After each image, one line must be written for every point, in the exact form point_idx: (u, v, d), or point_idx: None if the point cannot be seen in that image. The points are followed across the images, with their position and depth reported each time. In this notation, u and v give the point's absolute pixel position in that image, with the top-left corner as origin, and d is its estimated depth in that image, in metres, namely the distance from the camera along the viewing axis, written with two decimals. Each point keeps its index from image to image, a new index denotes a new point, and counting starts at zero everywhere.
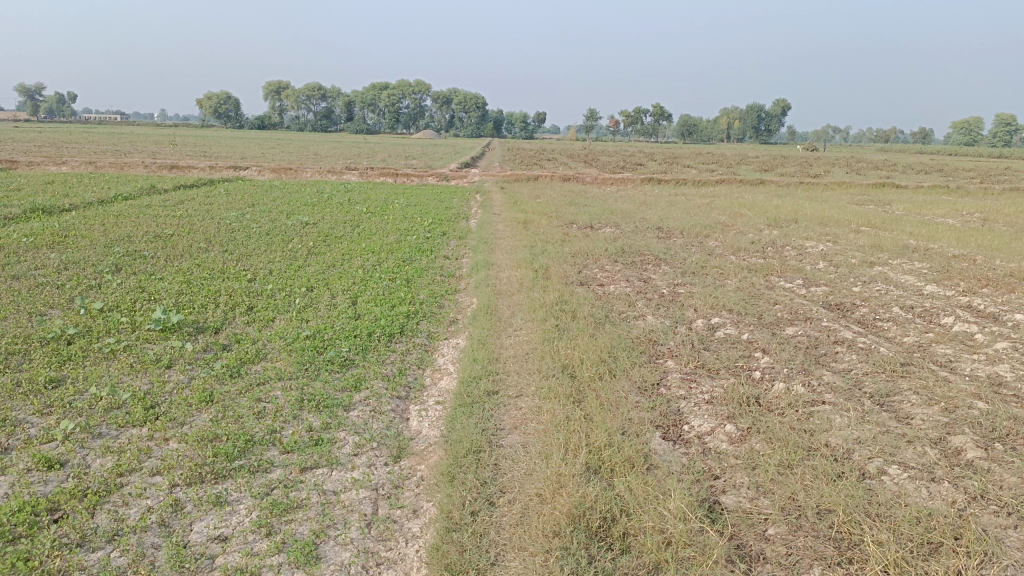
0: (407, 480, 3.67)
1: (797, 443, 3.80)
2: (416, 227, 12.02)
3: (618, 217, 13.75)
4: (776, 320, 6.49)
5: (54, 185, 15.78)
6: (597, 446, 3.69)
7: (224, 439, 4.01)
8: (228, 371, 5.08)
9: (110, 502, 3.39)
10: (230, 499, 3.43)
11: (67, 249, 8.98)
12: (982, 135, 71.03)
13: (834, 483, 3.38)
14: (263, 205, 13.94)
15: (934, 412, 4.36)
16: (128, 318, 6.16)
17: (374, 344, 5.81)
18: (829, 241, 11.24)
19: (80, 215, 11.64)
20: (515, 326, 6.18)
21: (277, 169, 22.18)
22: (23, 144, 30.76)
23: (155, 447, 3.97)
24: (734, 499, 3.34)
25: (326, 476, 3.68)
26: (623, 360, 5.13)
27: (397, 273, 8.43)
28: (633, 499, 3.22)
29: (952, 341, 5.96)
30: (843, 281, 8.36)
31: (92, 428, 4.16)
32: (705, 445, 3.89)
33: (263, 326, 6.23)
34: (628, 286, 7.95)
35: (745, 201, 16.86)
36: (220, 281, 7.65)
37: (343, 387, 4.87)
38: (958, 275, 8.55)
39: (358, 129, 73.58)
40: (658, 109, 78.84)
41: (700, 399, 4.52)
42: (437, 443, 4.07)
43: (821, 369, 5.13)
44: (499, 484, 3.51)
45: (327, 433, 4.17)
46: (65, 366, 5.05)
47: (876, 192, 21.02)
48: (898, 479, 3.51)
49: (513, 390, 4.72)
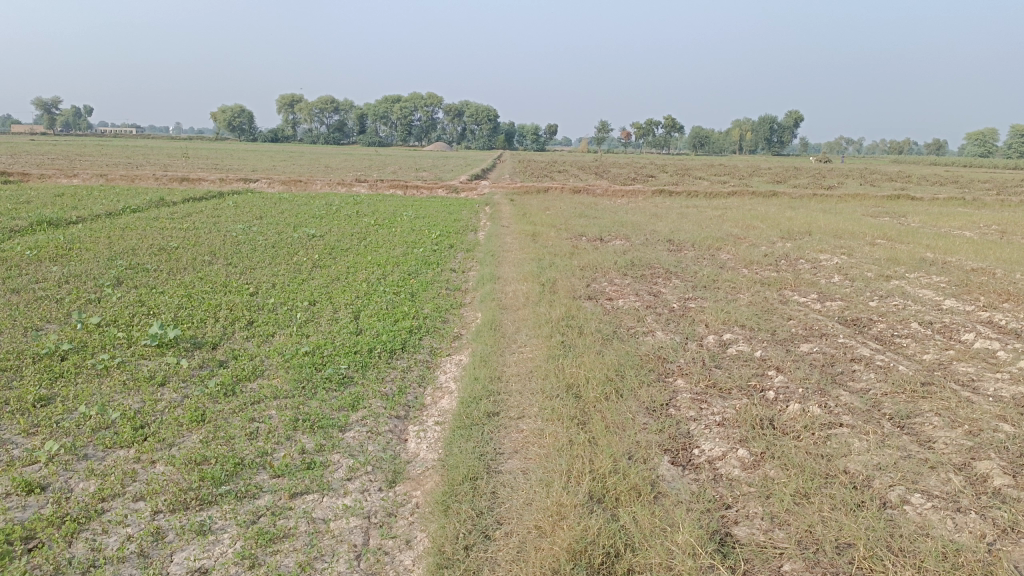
0: (401, 508, 3.49)
1: (813, 469, 3.59)
2: (423, 239, 11.87)
3: (629, 230, 13.58)
4: (790, 336, 6.28)
5: (65, 197, 15.77)
6: (602, 473, 3.51)
7: (212, 462, 3.85)
8: (223, 389, 4.91)
9: (88, 530, 3.22)
10: (214, 528, 3.26)
11: (70, 262, 8.88)
12: (997, 147, 70.58)
13: (854, 514, 3.18)
14: (270, 218, 13.83)
15: (958, 435, 4.15)
16: (126, 333, 6.02)
17: (375, 360, 5.64)
18: (844, 254, 11.01)
19: (87, 228, 11.58)
20: (519, 343, 6.00)
21: (287, 181, 22.20)
22: (37, 157, 30.93)
23: (140, 470, 3.81)
24: (747, 530, 3.14)
25: (317, 503, 3.51)
26: (631, 379, 4.93)
27: (402, 286, 8.28)
28: (638, 532, 3.03)
29: (973, 359, 5.73)
30: (860, 295, 8.14)
31: (78, 449, 4.00)
32: (716, 471, 3.69)
33: (263, 341, 6.07)
34: (637, 300, 7.76)
35: (757, 213, 16.66)
36: (222, 295, 7.51)
37: (340, 406, 4.69)
38: (978, 290, 8.31)
39: (370, 141, 73.87)
40: (669, 121, 78.75)
41: (711, 420, 4.32)
42: (434, 467, 3.89)
43: (837, 389, 4.91)
44: (497, 514, 3.32)
45: (320, 455, 4.00)
46: (56, 383, 4.91)
47: (891, 204, 20.76)
48: (921, 509, 3.30)
49: (515, 411, 4.53)
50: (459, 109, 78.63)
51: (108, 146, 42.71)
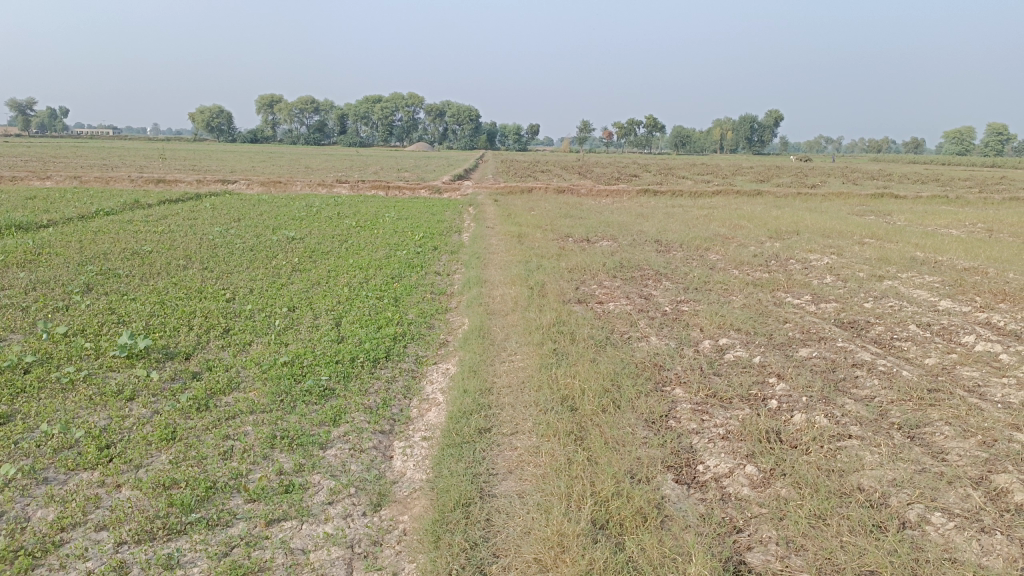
0: (387, 535, 3.24)
1: (828, 487, 3.38)
2: (406, 241, 11.59)
3: (615, 230, 13.39)
4: (788, 340, 6.08)
5: (36, 200, 15.26)
6: (604, 497, 3.27)
7: (183, 485, 3.56)
8: (195, 404, 4.62)
9: (44, 566, 2.93)
10: (183, 562, 2.98)
11: (39, 267, 8.50)
12: (975, 145, 71.17)
13: (874, 538, 2.97)
14: (248, 220, 13.47)
15: (971, 446, 3.94)
16: (93, 344, 5.70)
17: (357, 370, 5.36)
18: (834, 254, 10.86)
19: (58, 231, 11.19)
20: (510, 351, 5.75)
21: (266, 181, 21.78)
22: (12, 158, 30.22)
23: (104, 496, 3.51)
24: (761, 557, 2.92)
25: (296, 531, 3.25)
26: (628, 389, 4.70)
27: (385, 291, 8.01)
28: (647, 563, 2.80)
29: (977, 362, 5.56)
30: (854, 296, 7.97)
31: (37, 473, 3.70)
32: (723, 490, 3.47)
33: (239, 351, 5.78)
34: (628, 303, 7.54)
35: (744, 212, 16.50)
36: (197, 302, 7.19)
37: (321, 421, 4.42)
38: (972, 290, 8.17)
39: (351, 142, 73.17)
40: (651, 120, 78.69)
41: (714, 433, 4.10)
42: (422, 489, 3.65)
43: (842, 397, 4.70)
44: (492, 545, 3.07)
45: (299, 477, 3.74)
46: (17, 399, 4.59)
47: (874, 202, 20.73)
48: (944, 529, 3.08)
49: (507, 426, 4.28)
50: (441, 109, 78.36)
51: (83, 148, 41.94)
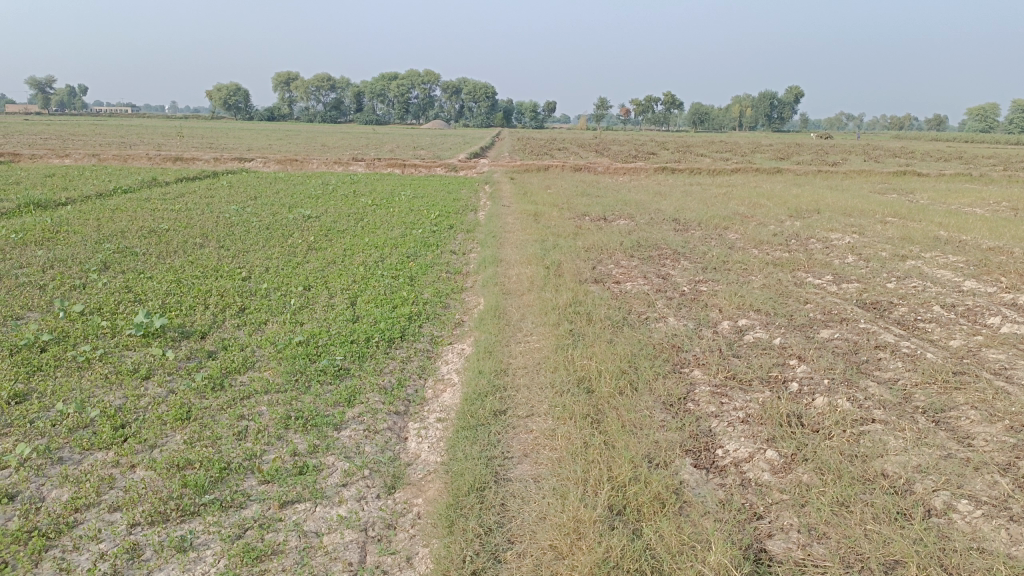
0: (401, 518, 3.21)
1: (851, 474, 3.30)
2: (422, 220, 11.51)
3: (632, 209, 13.25)
4: (809, 321, 5.97)
5: (55, 177, 15.34)
6: (622, 482, 3.22)
7: (196, 466, 3.55)
8: (210, 384, 4.60)
9: (58, 548, 2.93)
10: (196, 544, 2.96)
11: (57, 246, 8.53)
12: (1000, 123, 69.85)
13: (898, 526, 2.90)
14: (265, 198, 13.43)
15: (998, 431, 3.84)
16: (109, 322, 5.69)
17: (372, 350, 5.32)
18: (856, 233, 10.66)
19: (76, 209, 11.22)
20: (525, 331, 5.69)
21: (283, 159, 21.74)
22: (31, 137, 30.41)
23: (118, 476, 3.50)
24: (782, 545, 2.86)
25: (309, 513, 3.22)
26: (645, 371, 4.63)
27: (401, 270, 7.95)
28: (665, 551, 2.75)
29: (1003, 345, 5.42)
30: (876, 276, 7.81)
31: (52, 453, 3.69)
32: (744, 476, 3.40)
33: (254, 330, 5.76)
34: (646, 283, 7.45)
35: (763, 190, 16.28)
36: (213, 280, 7.18)
37: (336, 402, 4.39)
38: (997, 270, 7.98)
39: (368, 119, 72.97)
40: (668, 97, 77.75)
41: (734, 417, 4.03)
42: (437, 472, 3.61)
43: (864, 379, 4.61)
44: (507, 531, 3.03)
45: (313, 458, 3.71)
46: (33, 378, 4.59)
47: (897, 180, 20.34)
48: (971, 518, 3.00)
49: (523, 409, 4.23)
50: (457, 87, 77.97)
51: (100, 126, 42.16)
